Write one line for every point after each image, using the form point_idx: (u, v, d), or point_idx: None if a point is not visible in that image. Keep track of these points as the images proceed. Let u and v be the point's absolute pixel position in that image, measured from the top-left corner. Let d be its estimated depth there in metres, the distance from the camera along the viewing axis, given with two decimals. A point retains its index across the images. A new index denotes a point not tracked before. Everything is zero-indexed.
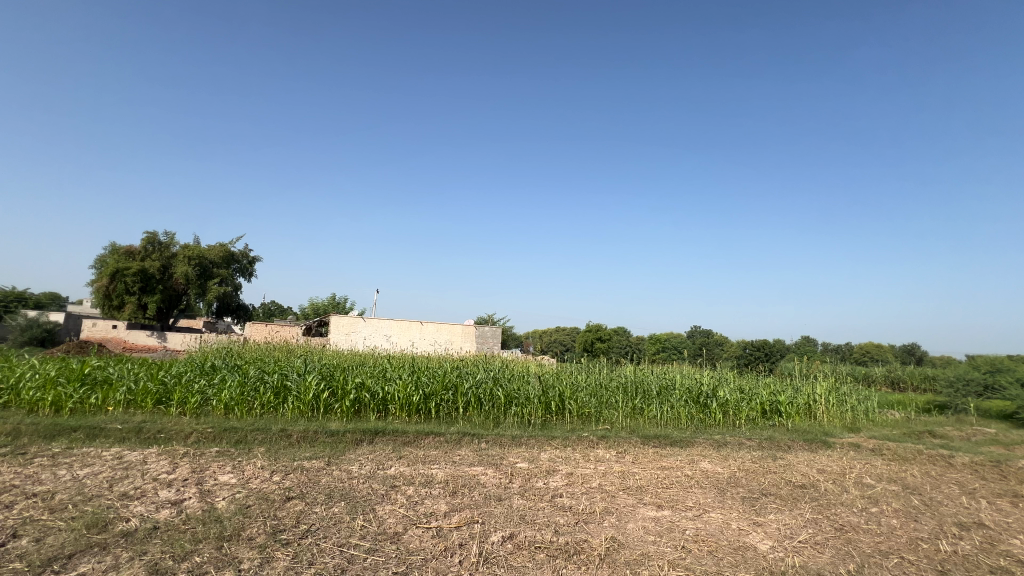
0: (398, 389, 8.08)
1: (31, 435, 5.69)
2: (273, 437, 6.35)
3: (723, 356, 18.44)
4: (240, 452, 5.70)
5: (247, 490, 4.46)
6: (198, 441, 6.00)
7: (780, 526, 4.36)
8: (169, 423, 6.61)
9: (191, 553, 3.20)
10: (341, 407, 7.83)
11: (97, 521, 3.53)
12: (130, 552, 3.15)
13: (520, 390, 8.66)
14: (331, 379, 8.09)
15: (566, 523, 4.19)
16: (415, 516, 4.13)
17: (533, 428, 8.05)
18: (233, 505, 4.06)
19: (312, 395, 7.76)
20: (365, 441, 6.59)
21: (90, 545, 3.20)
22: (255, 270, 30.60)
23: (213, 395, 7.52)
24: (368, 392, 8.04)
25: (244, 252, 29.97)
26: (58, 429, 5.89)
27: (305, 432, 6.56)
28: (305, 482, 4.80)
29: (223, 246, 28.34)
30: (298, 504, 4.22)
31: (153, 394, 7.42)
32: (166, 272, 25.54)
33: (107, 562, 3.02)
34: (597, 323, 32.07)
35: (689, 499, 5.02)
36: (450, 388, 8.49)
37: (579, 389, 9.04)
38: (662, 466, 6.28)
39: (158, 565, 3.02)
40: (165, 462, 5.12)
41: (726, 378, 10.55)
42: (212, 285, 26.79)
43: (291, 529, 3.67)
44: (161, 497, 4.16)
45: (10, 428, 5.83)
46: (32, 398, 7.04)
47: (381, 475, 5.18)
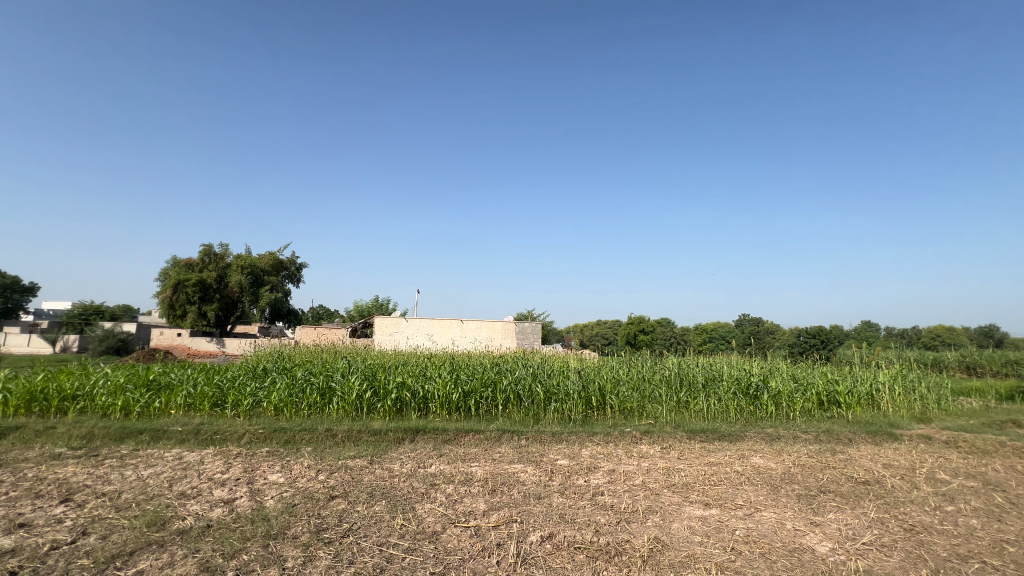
0: (437, 387, 8.17)
1: (103, 438, 6.13)
2: (319, 437, 6.56)
3: (775, 345, 17.58)
4: (288, 452, 5.92)
5: (294, 489, 4.61)
6: (250, 442, 6.29)
7: (841, 526, 4.06)
8: (225, 424, 6.97)
9: (239, 551, 3.32)
10: (384, 406, 7.99)
11: (156, 520, 3.74)
12: (185, 550, 3.31)
13: (559, 385, 8.53)
14: (373, 379, 8.28)
15: (607, 522, 4.07)
16: (454, 515, 4.13)
17: (574, 424, 7.94)
18: (281, 504, 4.20)
19: (355, 395, 7.96)
20: (407, 439, 6.70)
21: (148, 543, 3.38)
22: (302, 275, 31.85)
23: (263, 397, 7.85)
24: (409, 391, 8.17)
25: (291, 259, 31.21)
26: (126, 431, 6.33)
27: (349, 432, 6.74)
28: (349, 481, 4.90)
29: (273, 254, 29.70)
30: (341, 502, 4.31)
31: (209, 397, 7.83)
32: (222, 281, 27.13)
33: (164, 559, 3.19)
34: (639, 315, 31.54)
35: (740, 496, 4.76)
36: (489, 385, 8.47)
37: (621, 383, 8.80)
38: (710, 461, 6.01)
39: (209, 563, 3.15)
40: (220, 462, 5.39)
41: (778, 368, 10.00)
42: (264, 292, 28.15)
43: (333, 528, 3.75)
44: (215, 496, 4.37)
45: (85, 431, 6.31)
46: (105, 403, 7.58)
47: (422, 473, 5.24)
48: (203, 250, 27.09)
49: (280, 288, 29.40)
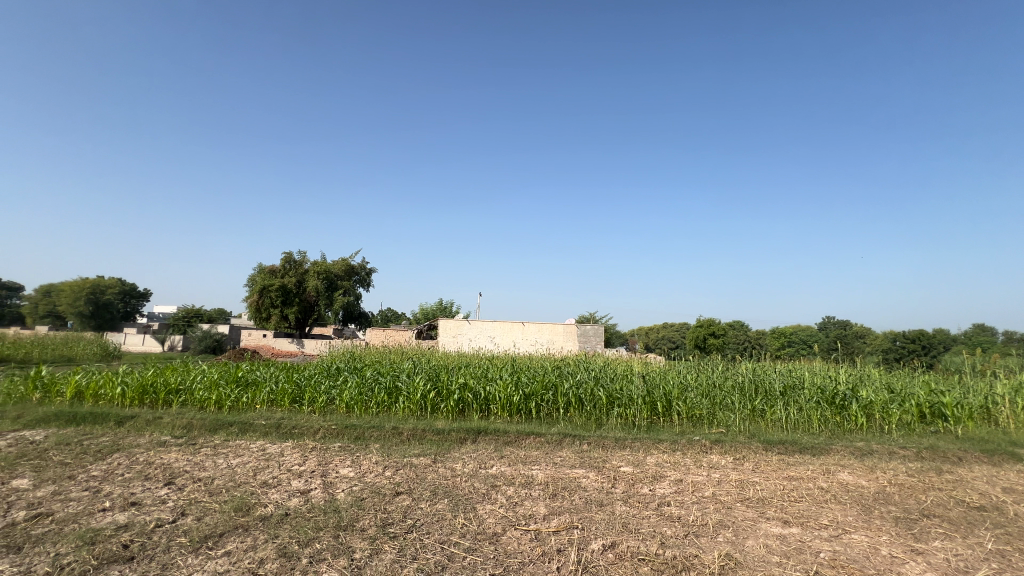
0: (498, 389, 8.22)
1: (200, 429, 6.79)
2: (387, 434, 6.83)
3: (866, 350, 15.99)
4: (358, 448, 6.22)
5: (363, 484, 4.83)
6: (324, 437, 6.68)
7: (950, 557, 3.57)
8: (302, 419, 7.45)
9: (312, 540, 3.52)
10: (447, 406, 8.17)
11: (242, 505, 4.07)
12: (266, 535, 3.56)
13: (621, 390, 8.28)
14: (437, 380, 8.50)
15: (673, 535, 3.87)
16: (514, 518, 4.12)
17: (638, 430, 7.67)
18: (351, 497, 4.41)
19: (420, 395, 8.21)
20: (469, 439, 6.81)
21: (235, 526, 3.69)
22: (372, 280, 33.53)
23: (336, 395, 8.32)
24: (471, 392, 8.30)
25: (362, 264, 32.87)
26: (219, 423, 6.97)
27: (414, 430, 6.97)
28: (413, 479, 5.06)
29: (345, 260, 31.52)
30: (406, 499, 4.45)
31: (289, 393, 8.43)
32: (301, 286, 29.22)
33: (248, 542, 3.45)
34: (709, 318, 30.02)
35: (825, 515, 4.35)
36: (550, 388, 8.39)
37: (689, 389, 8.38)
38: (789, 475, 5.55)
39: (286, 549, 3.36)
40: (298, 454, 5.77)
41: (870, 376, 9.06)
42: (338, 296, 29.94)
43: (398, 523, 3.87)
44: (293, 486, 4.68)
45: (186, 422, 7.00)
46: (202, 397, 8.40)
47: (483, 474, 5.29)
48: (285, 257, 29.32)
49: (352, 292, 31.12)
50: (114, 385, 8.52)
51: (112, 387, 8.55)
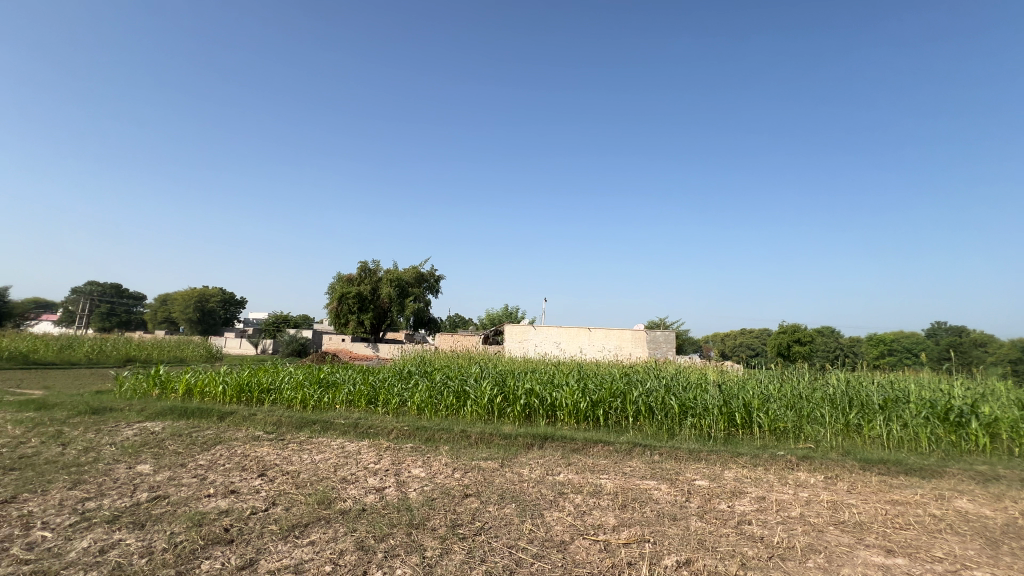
0: (565, 396, 8.14)
1: (288, 425, 7.36)
2: (456, 437, 7.00)
3: (988, 360, 13.96)
4: (429, 449, 6.43)
5: (434, 484, 4.98)
6: (398, 437, 6.98)
7: None
8: (377, 420, 7.84)
9: (387, 535, 3.68)
10: (514, 411, 8.21)
11: (325, 499, 4.34)
12: (346, 528, 3.77)
13: (695, 399, 7.87)
14: (503, 385, 8.58)
15: (755, 556, 3.60)
16: (583, 527, 4.04)
17: (714, 443, 7.25)
18: (422, 497, 4.56)
19: (487, 400, 8.33)
20: (535, 445, 6.80)
21: (318, 518, 3.94)
22: (441, 287, 34.67)
23: (408, 397, 8.67)
24: (537, 398, 8.29)
25: (431, 272, 34.13)
26: (304, 420, 7.51)
27: (482, 434, 7.08)
28: (481, 482, 5.13)
29: (416, 268, 32.88)
30: (474, 501, 4.53)
31: (365, 395, 8.90)
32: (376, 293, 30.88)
33: (330, 533, 3.67)
34: (792, 324, 27.82)
35: (938, 547, 3.84)
36: (619, 396, 8.15)
37: (771, 400, 7.79)
38: (892, 499, 4.96)
39: (364, 542, 3.54)
40: (373, 453, 6.07)
41: (994, 391, 7.89)
42: (409, 302, 31.27)
43: (467, 525, 3.95)
44: (369, 483, 4.93)
45: (276, 419, 7.62)
46: (289, 396, 9.11)
47: (550, 480, 5.25)
48: (360, 267, 31.14)
49: (422, 299, 32.36)
50: (217, 384, 9.49)
51: (215, 386, 9.52)
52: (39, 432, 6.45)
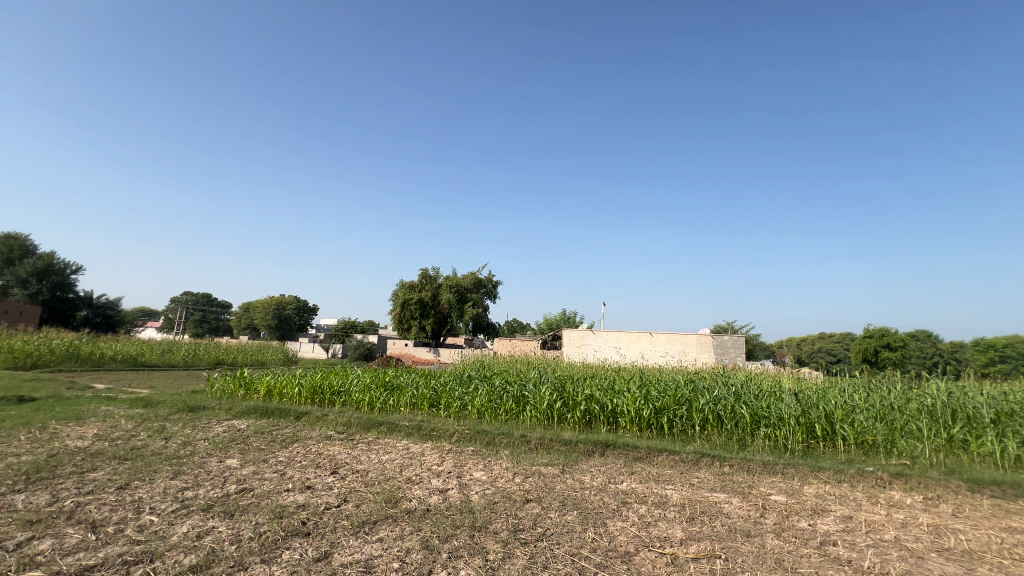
0: (627, 402, 7.93)
1: (357, 426, 7.74)
2: (516, 441, 7.03)
3: None
4: (490, 453, 6.50)
5: (495, 488, 5.03)
6: (459, 440, 7.12)
7: None
8: (440, 423, 8.05)
9: (450, 536, 3.75)
10: (574, 417, 8.11)
11: (392, 498, 4.51)
12: (412, 527, 3.89)
13: (768, 408, 7.37)
14: (563, 390, 8.51)
15: None
16: (648, 538, 3.90)
17: (791, 456, 6.75)
18: (484, 500, 4.62)
19: (546, 405, 8.30)
20: (596, 452, 6.68)
21: (386, 516, 4.10)
22: (498, 292, 35.05)
23: (469, 401, 8.82)
24: (598, 404, 8.14)
25: (488, 278, 34.65)
26: (371, 422, 7.86)
27: (542, 439, 7.06)
28: (542, 487, 5.11)
29: (474, 274, 33.51)
30: (535, 507, 4.51)
31: (428, 398, 9.17)
32: (436, 300, 31.84)
33: (397, 531, 3.81)
34: (880, 328, 25.41)
35: None
36: (684, 404, 7.82)
37: (856, 411, 7.14)
38: (1009, 526, 4.37)
39: (429, 542, 3.63)
40: (436, 455, 6.23)
41: None
42: (468, 308, 31.91)
43: (529, 530, 3.94)
44: (433, 484, 5.07)
45: (346, 420, 8.03)
46: (358, 398, 9.58)
47: (613, 489, 5.13)
48: (422, 274, 32.22)
49: (481, 304, 32.88)
50: (293, 386, 10.16)
51: (292, 387, 10.20)
52: (146, 427, 7.23)
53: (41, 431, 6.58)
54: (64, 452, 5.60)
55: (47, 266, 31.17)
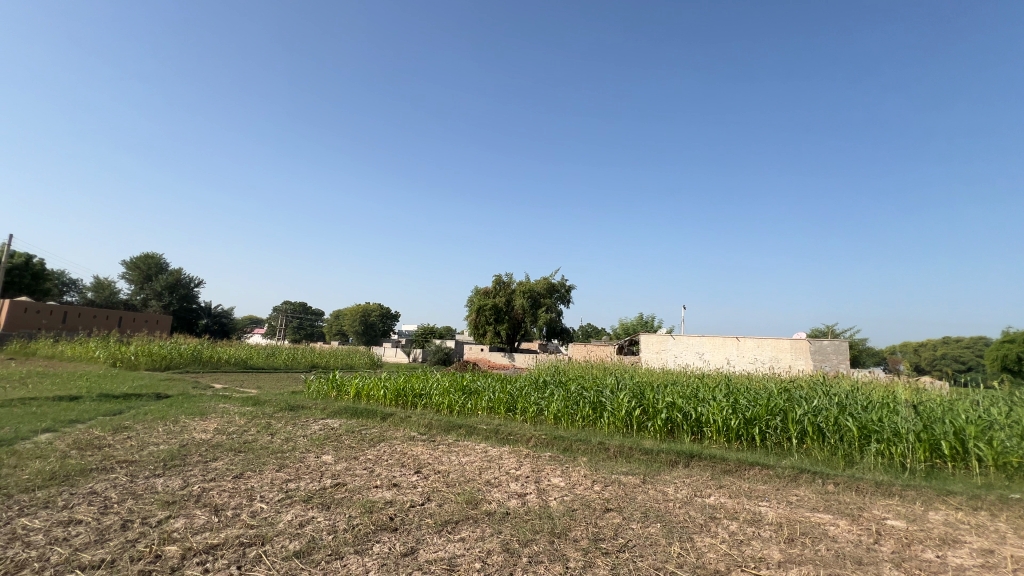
0: (712, 411, 7.47)
1: (438, 428, 8.03)
2: (594, 448, 6.90)
3: None
4: (567, 459, 6.44)
5: (573, 495, 4.96)
6: (536, 445, 7.13)
7: None
8: (517, 427, 8.12)
9: (530, 541, 3.76)
10: (655, 426, 7.79)
11: (472, 499, 4.61)
12: (492, 529, 3.94)
13: (881, 421, 6.58)
14: (642, 397, 8.22)
15: None
16: (740, 558, 3.63)
17: (911, 476, 5.96)
18: (562, 507, 4.57)
19: (625, 412, 8.05)
20: (680, 463, 6.36)
21: (467, 516, 4.21)
22: (572, 297, 34.72)
23: (545, 406, 8.81)
24: (680, 412, 7.75)
25: (562, 282, 34.51)
26: (451, 424, 8.12)
27: (621, 447, 6.86)
28: (623, 497, 4.95)
29: (546, 279, 33.51)
30: (616, 516, 4.39)
31: (505, 402, 9.29)
32: (510, 305, 32.29)
33: (478, 532, 3.88)
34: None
35: None
36: (778, 414, 7.21)
37: (996, 428, 6.13)
38: None
39: (509, 545, 3.66)
40: (514, 459, 6.28)
41: None
42: (542, 313, 31.98)
43: (610, 540, 3.84)
44: (511, 488, 5.11)
45: (428, 422, 8.36)
46: (438, 401, 9.93)
47: (699, 502, 4.84)
48: (495, 280, 32.83)
49: (555, 309, 32.77)
50: (379, 388, 10.80)
51: (378, 390, 10.84)
52: (256, 423, 8.05)
53: (173, 424, 7.56)
54: (191, 443, 6.40)
55: (176, 281, 35.99)
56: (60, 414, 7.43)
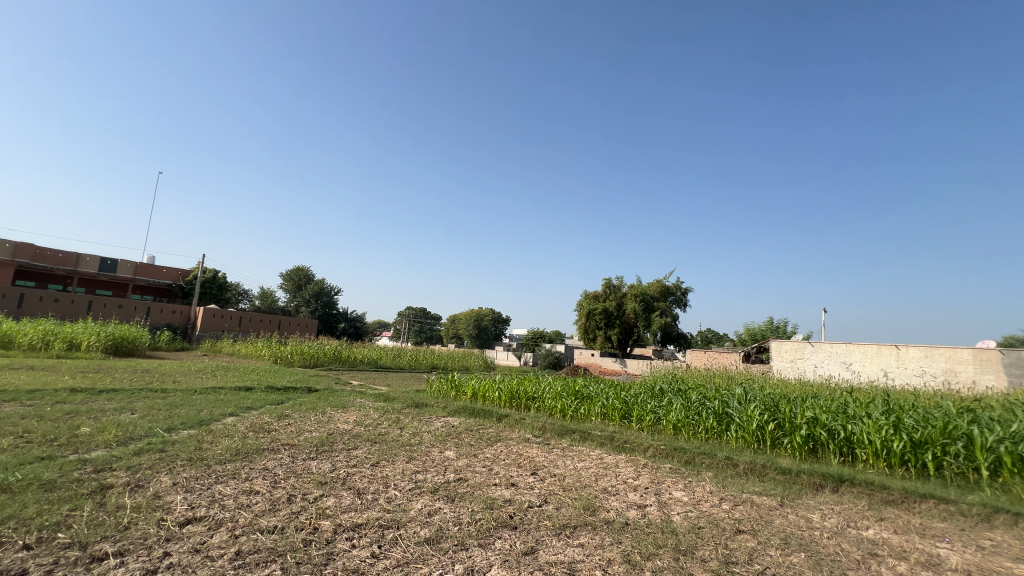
0: (867, 430, 6.47)
1: (552, 431, 8.09)
2: (720, 463, 6.39)
3: None
4: (690, 473, 6.04)
5: (699, 511, 4.64)
6: (655, 456, 6.81)
7: None
8: (633, 435, 7.85)
9: (653, 555, 3.59)
10: (793, 443, 6.97)
11: (589, 506, 4.55)
12: (612, 538, 3.85)
13: None
14: (776, 410, 7.42)
15: None
16: None
17: None
18: (687, 523, 4.30)
19: (756, 426, 7.33)
20: (826, 487, 5.60)
21: (585, 522, 4.16)
22: (688, 300, 32.66)
23: (663, 415, 8.39)
24: (825, 430, 6.83)
25: (677, 285, 32.69)
26: (565, 428, 8.12)
27: (752, 464, 6.25)
28: (757, 519, 4.49)
29: (659, 281, 31.94)
30: (749, 539, 3.99)
31: (619, 410, 9.04)
32: (621, 309, 31.48)
33: (597, 540, 3.81)
34: None
35: None
36: (960, 439, 5.98)
37: None
38: None
39: (630, 557, 3.53)
40: (632, 469, 6.07)
41: None
42: (655, 317, 30.58)
43: (744, 565, 3.51)
44: (630, 498, 4.94)
45: (542, 425, 8.46)
46: (551, 405, 9.99)
47: (853, 534, 4.21)
48: (605, 284, 32.20)
49: (670, 313, 31.14)
50: (494, 389, 11.22)
51: (493, 391, 11.26)
52: (387, 417, 8.87)
53: (322, 414, 8.66)
54: (337, 432, 7.26)
55: (321, 290, 41.39)
56: (240, 402, 8.96)
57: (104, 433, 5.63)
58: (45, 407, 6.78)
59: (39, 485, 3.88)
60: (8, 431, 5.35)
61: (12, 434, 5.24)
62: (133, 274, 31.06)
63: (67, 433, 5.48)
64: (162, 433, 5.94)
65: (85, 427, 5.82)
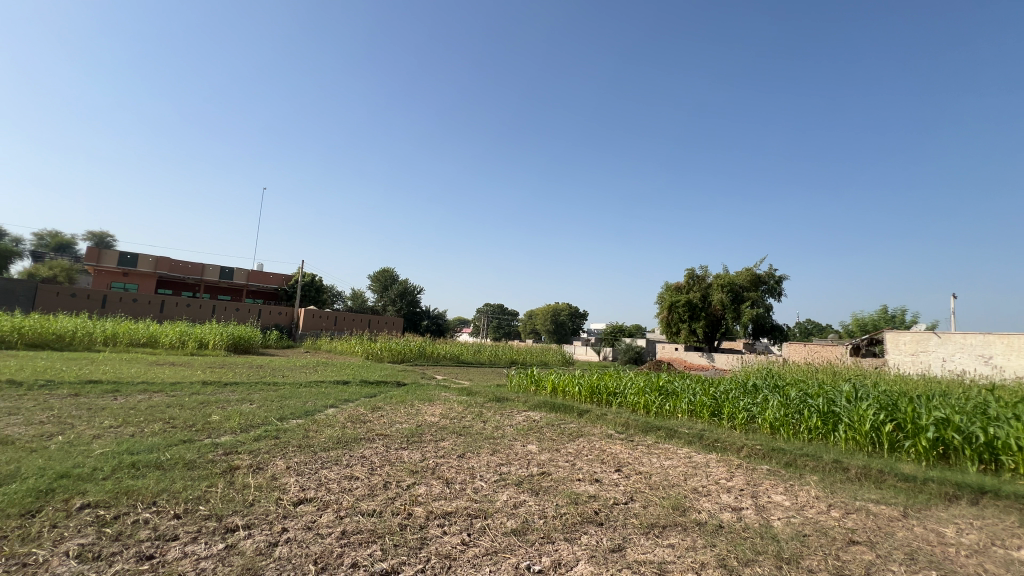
0: (1014, 434, 5.54)
1: (636, 428, 7.87)
2: (826, 467, 5.83)
3: None
4: (791, 475, 5.58)
5: (803, 518, 4.26)
6: (749, 456, 6.37)
7: None
8: (724, 434, 7.40)
9: (752, 561, 3.37)
10: (917, 447, 6.17)
11: (678, 506, 4.37)
12: (705, 541, 3.67)
13: None
14: (895, 410, 6.60)
15: None
16: None
17: None
18: (790, 529, 3.98)
19: (870, 427, 6.58)
20: (960, 497, 4.90)
21: (675, 523, 4.00)
22: (783, 289, 30.07)
23: (757, 413, 7.81)
24: (959, 434, 5.95)
25: (770, 273, 30.25)
26: (650, 425, 7.86)
27: (866, 469, 5.63)
28: (874, 530, 4.03)
29: (750, 270, 29.74)
30: (866, 551, 3.60)
31: (708, 406, 8.58)
32: (706, 300, 29.85)
33: (689, 541, 3.66)
34: None
35: None
36: None
37: None
38: None
39: (726, 562, 3.34)
40: (724, 469, 5.73)
41: None
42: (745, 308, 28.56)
43: None
44: (723, 500, 4.67)
45: (625, 421, 8.26)
46: (633, 400, 9.72)
47: (996, 553, 3.65)
48: (688, 274, 30.63)
49: (762, 303, 28.90)
50: (574, 384, 11.15)
51: (573, 386, 11.19)
52: (470, 410, 9.18)
53: (410, 407, 9.16)
54: (425, 424, 7.65)
55: (405, 290, 43.71)
56: (339, 394, 9.77)
57: (230, 421, 6.41)
58: (184, 397, 7.87)
59: (183, 464, 4.52)
60: (158, 417, 6.29)
61: (160, 420, 6.15)
62: (247, 280, 34.97)
63: (201, 420, 6.32)
64: (276, 422, 6.63)
65: (215, 415, 6.68)
